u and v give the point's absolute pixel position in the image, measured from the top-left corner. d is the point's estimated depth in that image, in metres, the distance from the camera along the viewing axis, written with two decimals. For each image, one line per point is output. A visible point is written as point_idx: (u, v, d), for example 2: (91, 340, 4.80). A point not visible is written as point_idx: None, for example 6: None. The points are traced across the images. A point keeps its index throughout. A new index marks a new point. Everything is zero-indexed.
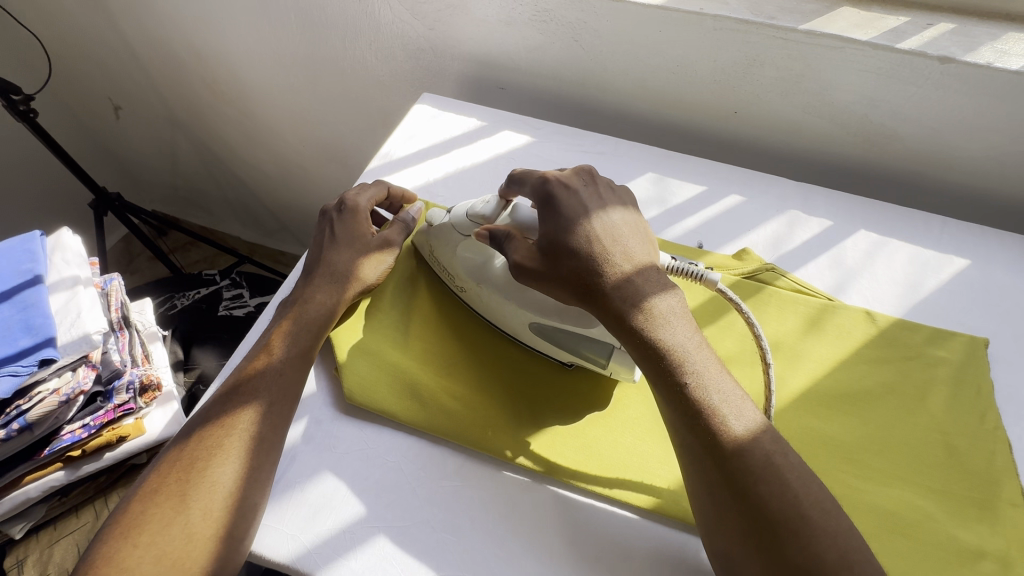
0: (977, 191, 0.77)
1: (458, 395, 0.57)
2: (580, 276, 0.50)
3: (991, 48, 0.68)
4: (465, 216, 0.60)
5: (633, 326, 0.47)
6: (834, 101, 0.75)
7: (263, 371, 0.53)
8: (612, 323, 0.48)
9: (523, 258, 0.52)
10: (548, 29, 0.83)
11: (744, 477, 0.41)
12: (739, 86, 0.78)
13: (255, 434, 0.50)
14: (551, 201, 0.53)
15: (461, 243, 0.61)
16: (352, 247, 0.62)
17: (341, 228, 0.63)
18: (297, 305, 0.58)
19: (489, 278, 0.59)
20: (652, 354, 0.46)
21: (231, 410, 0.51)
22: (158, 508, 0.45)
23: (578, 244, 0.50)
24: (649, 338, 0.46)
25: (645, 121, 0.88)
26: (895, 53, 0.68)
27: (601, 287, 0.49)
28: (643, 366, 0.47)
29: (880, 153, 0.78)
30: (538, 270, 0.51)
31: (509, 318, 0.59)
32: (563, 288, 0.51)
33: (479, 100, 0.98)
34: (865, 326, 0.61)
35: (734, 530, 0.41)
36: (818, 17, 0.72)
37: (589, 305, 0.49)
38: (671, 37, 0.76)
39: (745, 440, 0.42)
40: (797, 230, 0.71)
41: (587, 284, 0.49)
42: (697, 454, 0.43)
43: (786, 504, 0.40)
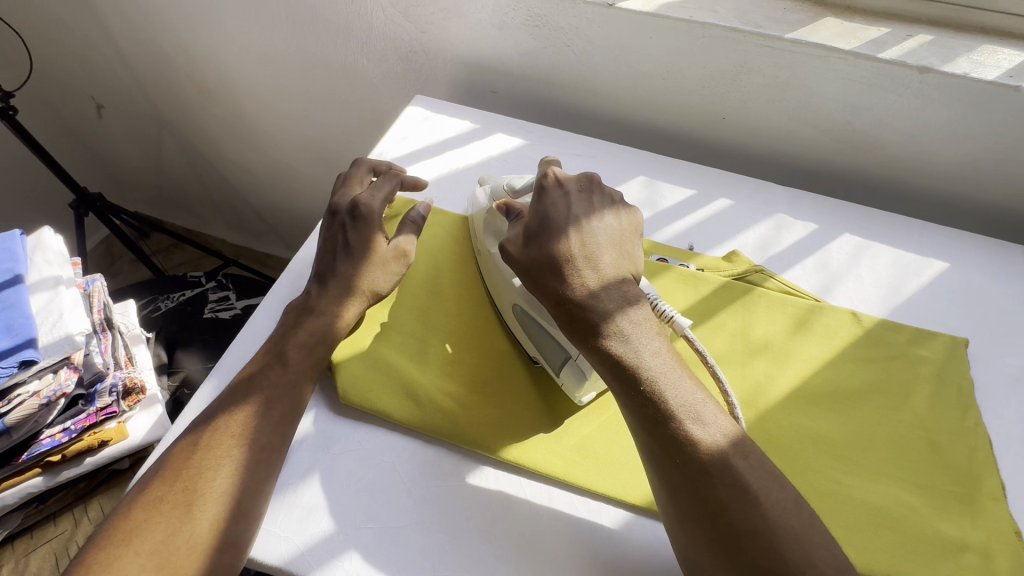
0: (955, 196, 0.80)
1: (455, 395, 0.57)
2: (547, 275, 0.51)
3: (968, 58, 0.70)
4: (502, 186, 0.63)
5: (590, 328, 0.48)
6: (817, 109, 0.78)
7: (268, 378, 0.53)
8: (572, 325, 0.49)
9: (507, 243, 0.54)
10: (539, 34, 0.84)
11: (700, 479, 0.42)
12: (726, 93, 0.80)
13: (257, 437, 0.49)
14: (537, 203, 0.54)
15: (490, 210, 0.63)
16: (359, 255, 0.60)
17: (357, 236, 0.61)
18: (302, 313, 0.58)
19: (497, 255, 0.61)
20: (606, 355, 0.47)
21: (234, 416, 0.50)
22: (154, 516, 0.44)
23: (550, 244, 0.51)
24: (603, 341, 0.47)
25: (635, 126, 0.90)
26: (876, 62, 0.71)
27: (562, 289, 0.50)
28: (600, 367, 0.48)
29: (862, 160, 0.81)
30: (514, 260, 0.53)
31: (505, 297, 0.60)
32: (531, 282, 0.52)
33: (471, 102, 0.99)
34: (851, 326, 0.63)
35: (694, 532, 0.42)
36: (803, 26, 0.74)
37: (549, 305, 0.51)
38: (661, 43, 0.78)
39: (701, 444, 0.43)
40: (784, 233, 0.73)
41: (551, 283, 0.50)
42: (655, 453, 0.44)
43: (745, 505, 0.41)
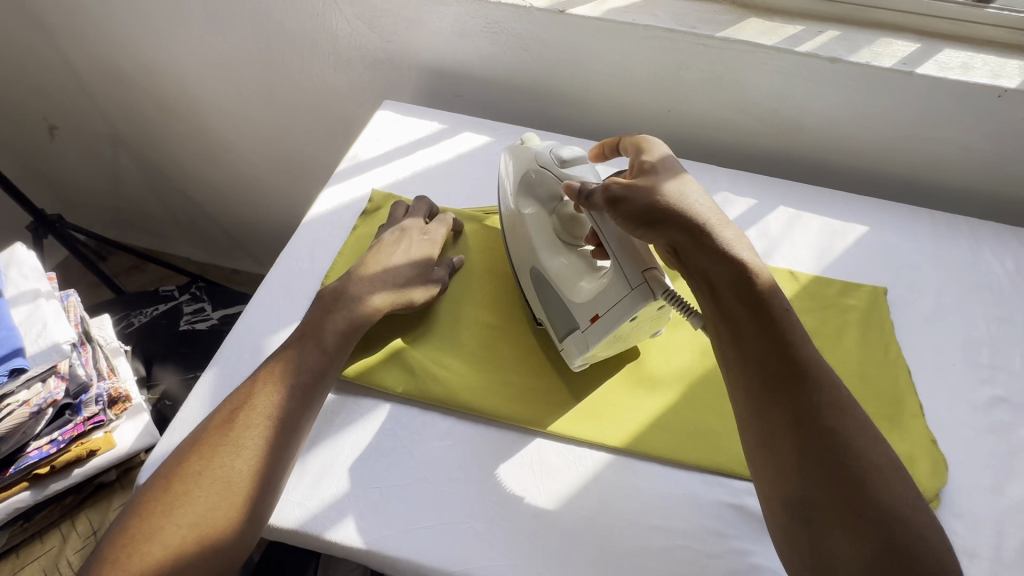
0: (870, 171, 0.91)
1: (446, 365, 0.62)
2: (682, 203, 0.52)
3: (869, 50, 0.81)
4: (551, 155, 0.66)
5: (735, 265, 0.50)
6: (749, 99, 0.87)
7: (307, 358, 0.56)
8: (706, 249, 0.50)
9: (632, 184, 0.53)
10: (498, 40, 0.91)
11: (827, 410, 0.46)
12: (669, 88, 0.89)
13: (291, 412, 0.53)
14: (649, 158, 0.56)
15: (533, 170, 0.66)
16: (406, 258, 0.66)
17: (414, 249, 0.67)
18: (348, 298, 0.61)
19: (528, 217, 0.66)
20: (747, 291, 0.49)
21: (265, 395, 0.53)
22: (201, 478, 0.47)
23: (683, 190, 0.53)
24: (746, 277, 0.49)
25: (590, 121, 0.98)
26: (794, 55, 0.81)
27: (704, 228, 0.51)
28: (722, 290, 0.50)
29: (790, 142, 0.91)
30: (645, 199, 0.52)
31: (523, 250, 0.65)
32: (664, 220, 0.51)
33: (437, 105, 1.05)
34: (789, 283, 0.72)
35: (812, 463, 0.45)
36: (730, 26, 0.84)
37: (683, 240, 0.51)
38: (609, 45, 0.86)
39: (824, 378, 0.47)
40: (728, 208, 0.82)
41: (689, 223, 0.51)
42: (774, 376, 0.47)
43: (861, 438, 0.45)
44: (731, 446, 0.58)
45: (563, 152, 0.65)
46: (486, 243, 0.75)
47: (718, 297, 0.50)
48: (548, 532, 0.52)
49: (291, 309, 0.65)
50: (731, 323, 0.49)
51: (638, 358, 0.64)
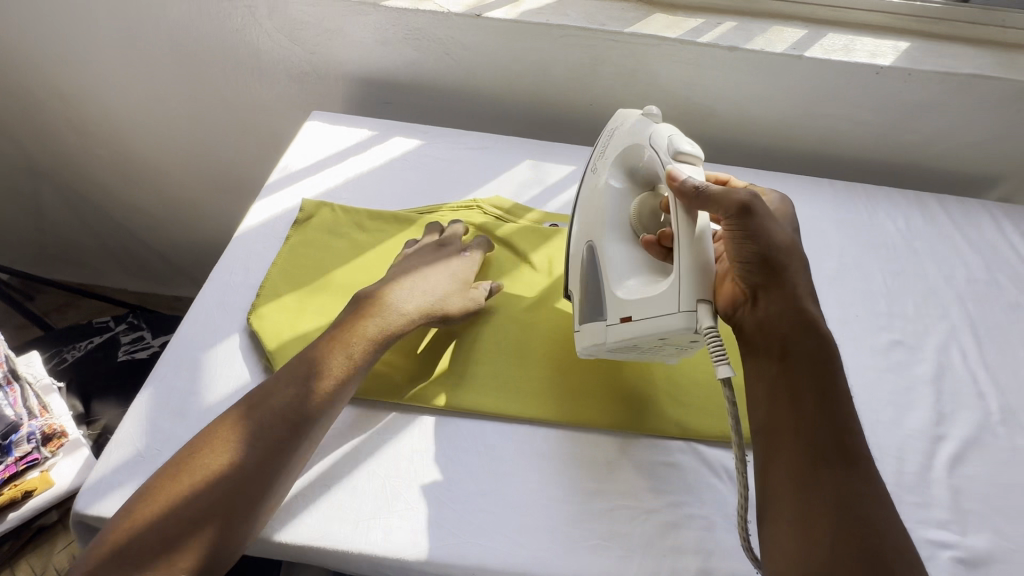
0: (777, 149, 0.99)
1: (387, 362, 0.63)
2: (794, 264, 0.54)
3: (763, 37, 0.89)
4: (669, 145, 0.59)
5: (815, 342, 0.51)
6: (662, 89, 0.93)
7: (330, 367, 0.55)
8: (799, 308, 0.52)
9: (771, 228, 0.53)
10: (421, 46, 0.93)
11: (862, 498, 0.45)
12: (588, 83, 0.94)
13: (302, 418, 0.52)
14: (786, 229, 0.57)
15: (642, 150, 0.62)
16: (445, 269, 0.67)
17: (455, 263, 0.69)
18: (386, 308, 0.61)
19: (609, 193, 0.62)
20: (818, 366, 0.50)
21: (290, 411, 0.52)
22: (198, 460, 0.49)
23: (799, 269, 0.54)
24: (824, 358, 0.50)
25: (518, 119, 1.01)
26: (697, 45, 0.87)
27: (798, 304, 0.53)
28: (795, 353, 0.51)
29: (704, 127, 0.97)
30: (764, 247, 0.53)
31: (590, 220, 0.63)
32: (768, 271, 0.53)
33: (369, 113, 1.06)
34: None
35: (838, 541, 0.43)
36: (637, 22, 0.89)
37: (773, 299, 0.53)
38: (526, 45, 0.91)
39: (869, 472, 0.46)
40: None
41: (785, 291, 0.53)
42: (831, 451, 0.46)
43: (893, 540, 0.43)
44: (662, 411, 0.62)
45: (681, 145, 0.58)
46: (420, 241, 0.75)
47: (788, 361, 0.51)
48: (496, 506, 0.54)
49: (228, 322, 0.65)
50: (791, 387, 0.50)
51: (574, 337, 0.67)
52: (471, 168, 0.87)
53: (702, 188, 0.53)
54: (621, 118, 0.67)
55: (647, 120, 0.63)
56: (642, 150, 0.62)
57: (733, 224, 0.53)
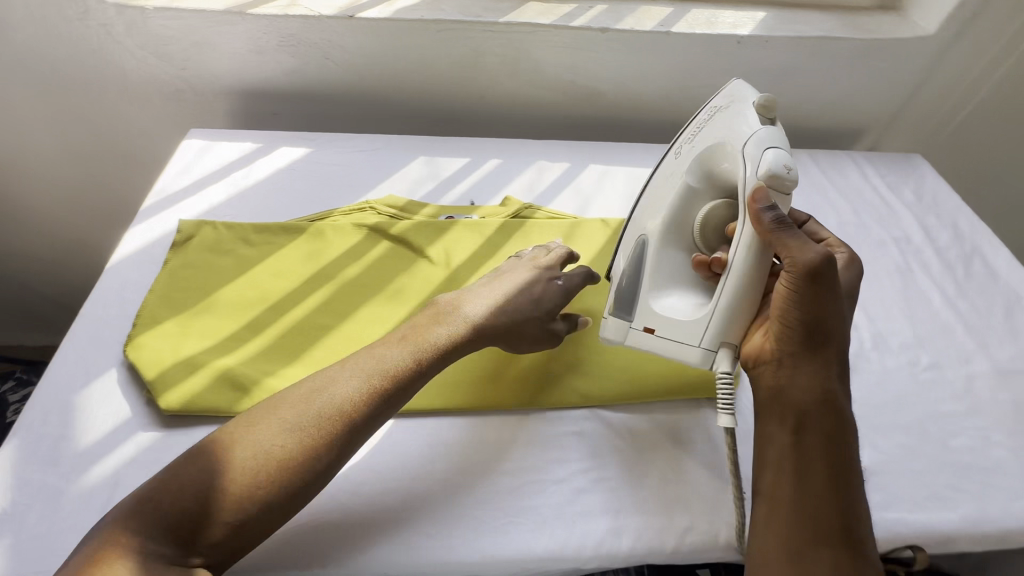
0: (664, 122, 1.03)
1: (281, 374, 0.60)
2: (840, 337, 0.50)
3: (632, 17, 0.92)
4: (759, 155, 0.54)
5: (838, 423, 0.48)
6: (546, 75, 0.96)
7: (392, 390, 0.52)
8: (830, 384, 0.49)
9: (829, 297, 0.48)
10: (298, 52, 0.91)
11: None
12: (474, 75, 0.95)
13: (351, 441, 0.50)
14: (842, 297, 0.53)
15: (727, 147, 0.58)
16: (522, 288, 0.62)
17: (541, 285, 0.63)
18: (463, 328, 0.58)
19: (684, 184, 0.60)
20: (835, 448, 0.48)
21: (320, 446, 0.48)
22: (231, 454, 0.46)
23: (841, 343, 0.50)
24: (842, 441, 0.48)
25: (412, 117, 1.01)
26: (570, 30, 0.90)
27: (834, 383, 0.49)
28: (817, 428, 0.48)
29: (593, 109, 1.01)
30: (813, 313, 0.48)
31: (653, 210, 0.62)
32: (810, 336, 0.49)
33: (258, 126, 1.02)
34: (602, 230, 0.79)
35: None
36: (511, 11, 0.91)
37: (809, 370, 0.49)
38: (405, 42, 0.90)
39: (866, 558, 0.45)
40: (545, 174, 0.89)
41: (825, 364, 0.49)
42: (835, 533, 0.45)
43: None
44: (562, 381, 0.63)
45: (772, 164, 0.53)
46: (311, 249, 0.73)
47: (806, 432, 0.48)
48: (403, 503, 0.54)
49: (102, 358, 0.61)
50: (803, 459, 0.47)
51: None
52: (363, 171, 0.86)
53: (782, 227, 0.50)
54: (735, 97, 0.60)
55: (752, 123, 0.57)
56: (732, 154, 0.57)
57: (792, 280, 0.48)
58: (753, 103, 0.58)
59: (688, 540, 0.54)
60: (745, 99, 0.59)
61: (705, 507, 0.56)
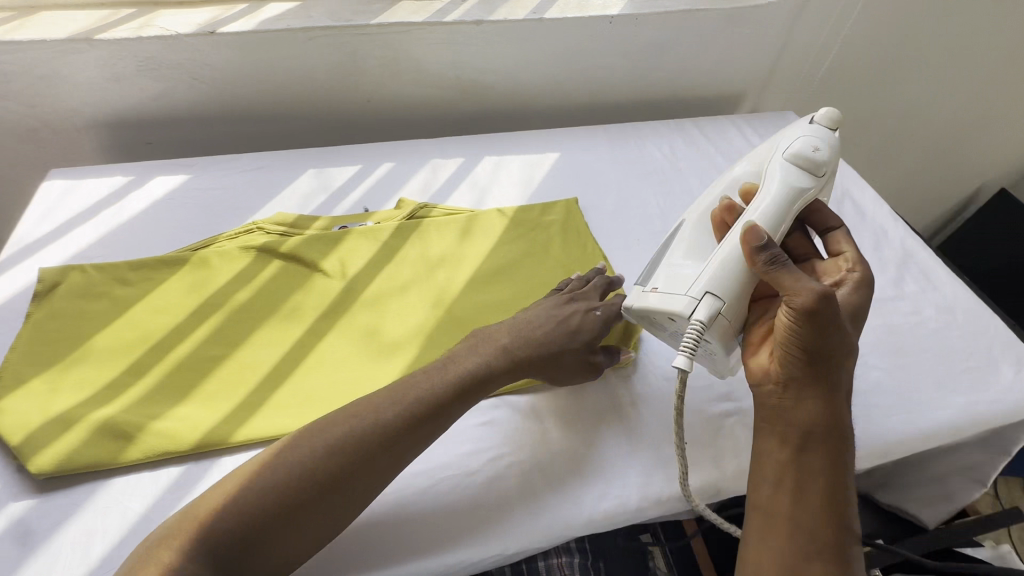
0: (556, 107, 1.06)
1: (167, 414, 0.57)
2: (846, 366, 0.49)
3: (505, 7, 0.93)
4: (796, 145, 0.61)
5: (835, 452, 0.48)
6: (431, 72, 0.95)
7: (431, 417, 0.51)
8: (835, 411, 0.48)
9: (833, 326, 0.47)
10: (161, 76, 0.86)
11: None
12: (357, 80, 0.93)
13: (342, 509, 0.47)
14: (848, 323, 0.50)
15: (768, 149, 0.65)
16: (556, 323, 0.60)
17: (578, 317, 0.61)
18: (499, 357, 0.56)
19: (731, 180, 0.66)
20: (832, 476, 0.47)
21: (311, 509, 0.46)
22: (272, 473, 0.46)
23: (845, 374, 0.49)
24: (839, 471, 0.47)
25: (301, 129, 0.98)
26: (445, 25, 0.89)
27: (837, 412, 0.48)
28: (817, 451, 0.47)
29: (484, 102, 1.02)
30: (817, 338, 0.47)
31: (699, 203, 0.66)
32: (816, 360, 0.48)
33: (134, 158, 0.96)
34: (499, 220, 0.80)
35: None
36: (383, 12, 0.89)
37: (812, 397, 0.48)
38: (277, 54, 0.87)
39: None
40: (440, 172, 0.88)
41: (830, 391, 0.48)
42: (831, 551, 0.45)
43: None
44: None
45: (805, 152, 0.60)
46: (195, 280, 0.69)
47: (806, 453, 0.48)
48: None
49: None
50: (800, 479, 0.47)
51: (375, 331, 0.66)
52: (248, 191, 0.82)
53: (777, 267, 0.49)
54: None
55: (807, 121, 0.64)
56: (767, 150, 0.64)
57: (794, 319, 0.47)
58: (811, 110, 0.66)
59: (603, 507, 0.55)
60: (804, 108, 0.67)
61: (616, 473, 0.57)
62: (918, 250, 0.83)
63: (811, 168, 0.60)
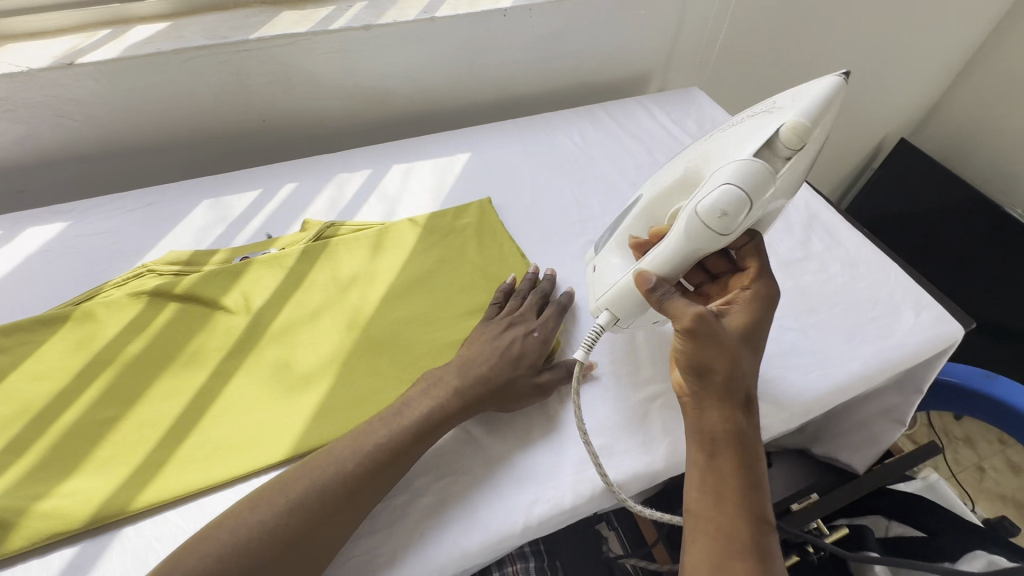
0: (464, 106, 1.04)
1: (55, 491, 0.52)
2: (740, 374, 0.51)
3: (394, 8, 0.90)
4: (730, 183, 0.52)
5: (739, 454, 0.49)
6: (325, 84, 0.91)
7: (393, 461, 0.52)
8: (732, 417, 0.50)
9: (710, 339, 0.50)
10: (19, 117, 0.78)
11: None
12: (247, 99, 0.88)
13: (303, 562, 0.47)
14: (740, 337, 0.52)
15: (726, 157, 0.56)
16: (497, 352, 0.60)
17: (518, 343, 0.61)
18: (452, 398, 0.56)
19: (680, 177, 0.60)
20: (739, 478, 0.48)
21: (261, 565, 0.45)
22: (238, 533, 0.45)
23: (741, 382, 0.51)
24: (746, 474, 0.49)
25: (194, 156, 0.92)
26: (332, 33, 0.85)
27: (735, 419, 0.50)
28: (724, 455, 0.49)
29: (388, 108, 0.98)
30: (698, 351, 0.51)
31: (660, 177, 0.64)
32: (704, 371, 0.51)
33: (7, 209, 0.88)
34: (411, 230, 0.77)
35: None
36: (263, 25, 0.84)
37: (709, 404, 0.51)
38: (150, 81, 0.81)
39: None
40: (346, 187, 0.85)
41: (727, 398, 0.51)
42: (745, 545, 0.46)
43: None
44: (392, 394, 0.61)
45: (727, 203, 0.52)
46: (79, 337, 0.63)
47: (714, 458, 0.49)
48: None
49: None
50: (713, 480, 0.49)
51: (286, 365, 0.63)
52: (136, 231, 0.76)
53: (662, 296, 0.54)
54: (806, 92, 0.55)
55: (759, 147, 0.53)
56: (715, 164, 0.56)
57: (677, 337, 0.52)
58: (780, 127, 0.53)
59: (538, 511, 0.54)
60: (782, 116, 0.54)
61: (548, 474, 0.56)
62: (821, 208, 0.86)
63: (721, 222, 0.53)
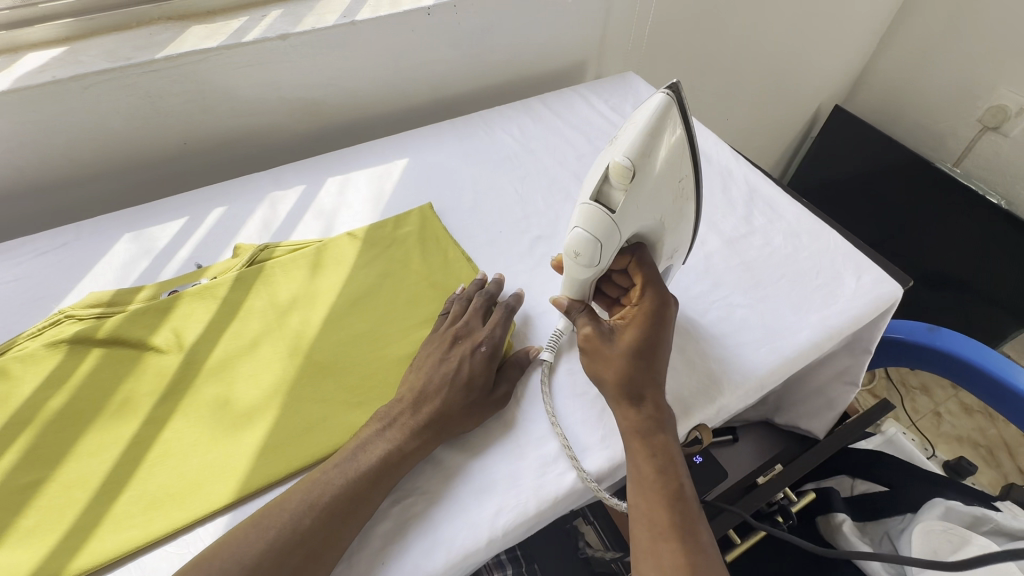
0: (398, 110, 1.01)
1: None
2: (626, 379, 0.54)
3: (312, 14, 0.86)
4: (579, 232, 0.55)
5: (638, 449, 0.53)
6: (246, 99, 0.86)
7: (353, 508, 0.50)
8: (628, 417, 0.54)
9: (594, 357, 0.57)
10: None
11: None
12: (162, 122, 0.83)
13: None
14: (623, 348, 0.55)
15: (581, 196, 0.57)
16: (446, 377, 0.58)
17: (469, 362, 0.59)
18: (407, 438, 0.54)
19: None
20: (641, 470, 0.51)
21: None
22: None
23: (629, 387, 0.54)
24: (647, 466, 0.51)
25: (113, 187, 0.86)
26: (246, 45, 0.81)
27: (627, 419, 0.54)
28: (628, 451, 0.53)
29: (318, 118, 0.94)
30: (592, 366, 0.57)
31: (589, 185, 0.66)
32: (601, 382, 0.57)
33: None
34: (351, 245, 0.74)
35: None
36: (170, 43, 0.79)
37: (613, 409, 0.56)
38: (50, 112, 0.75)
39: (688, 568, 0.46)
40: (279, 206, 0.81)
41: (620, 403, 0.55)
42: (656, 529, 0.48)
43: None
44: (342, 420, 0.58)
45: (579, 251, 0.55)
46: None
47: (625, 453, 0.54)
48: None
49: None
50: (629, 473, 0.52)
51: (225, 401, 0.59)
52: (51, 275, 0.71)
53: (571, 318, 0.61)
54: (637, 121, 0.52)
55: (596, 193, 0.54)
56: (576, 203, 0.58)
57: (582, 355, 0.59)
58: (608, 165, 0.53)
59: (502, 522, 0.52)
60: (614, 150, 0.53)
61: (508, 482, 0.55)
62: (760, 182, 0.87)
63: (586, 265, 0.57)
